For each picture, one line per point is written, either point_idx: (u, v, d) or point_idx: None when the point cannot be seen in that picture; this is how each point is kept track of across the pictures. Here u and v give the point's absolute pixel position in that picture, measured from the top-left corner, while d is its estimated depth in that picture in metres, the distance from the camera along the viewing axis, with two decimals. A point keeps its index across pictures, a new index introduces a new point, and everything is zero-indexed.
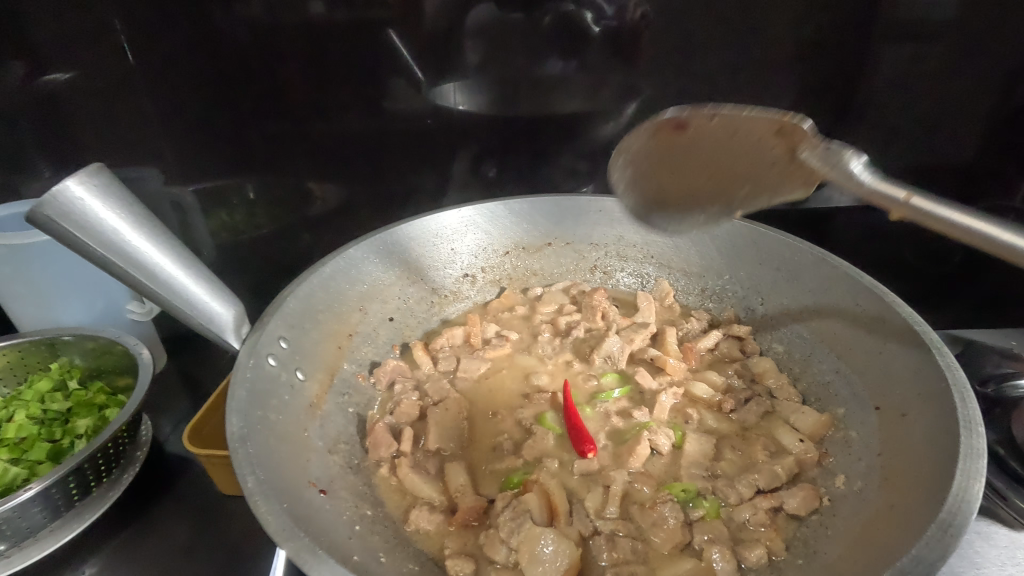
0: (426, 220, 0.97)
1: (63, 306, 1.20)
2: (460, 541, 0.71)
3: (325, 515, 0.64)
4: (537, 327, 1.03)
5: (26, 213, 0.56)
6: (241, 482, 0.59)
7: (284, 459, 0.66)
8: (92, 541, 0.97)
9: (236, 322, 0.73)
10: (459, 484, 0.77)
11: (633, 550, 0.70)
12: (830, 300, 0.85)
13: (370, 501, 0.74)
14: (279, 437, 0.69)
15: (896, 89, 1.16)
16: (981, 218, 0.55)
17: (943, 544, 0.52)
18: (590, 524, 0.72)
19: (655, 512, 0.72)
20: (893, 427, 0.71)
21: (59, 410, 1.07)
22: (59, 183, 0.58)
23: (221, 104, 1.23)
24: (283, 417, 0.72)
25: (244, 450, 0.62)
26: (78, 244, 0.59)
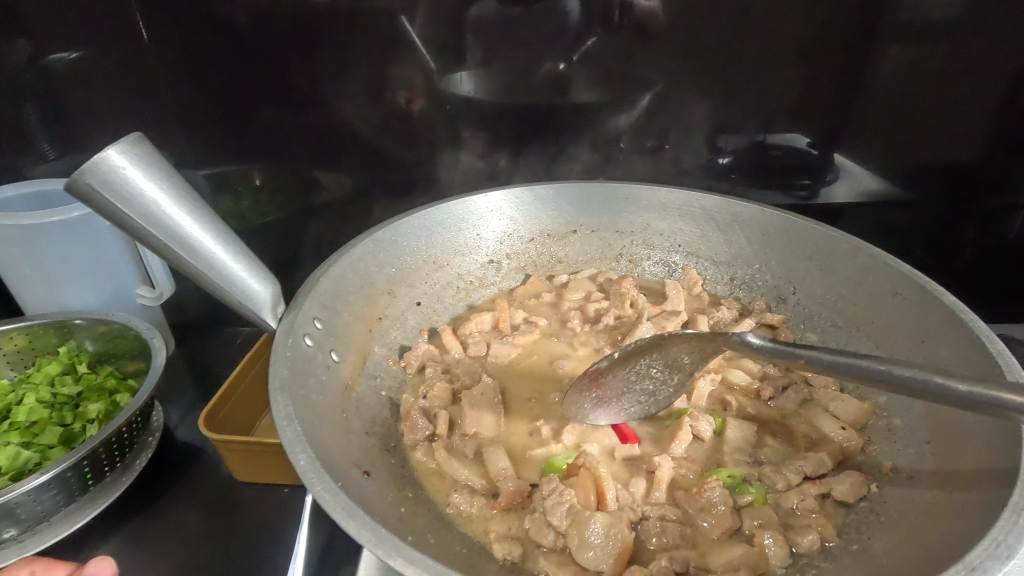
0: (453, 205, 0.99)
1: (71, 290, 1.18)
2: (505, 525, 0.70)
3: (370, 495, 0.62)
4: (565, 314, 1.02)
5: (68, 180, 0.56)
6: (293, 460, 0.57)
7: (328, 439, 0.65)
8: (106, 526, 0.96)
9: (273, 302, 0.72)
10: (500, 468, 0.76)
11: (681, 535, 0.69)
12: (865, 288, 0.86)
13: (411, 483, 0.73)
14: (321, 416, 0.68)
15: (908, 91, 1.13)
16: (903, 367, 0.56)
17: (1019, 527, 0.51)
18: (637, 509, 0.72)
19: (702, 497, 0.72)
20: (942, 414, 0.71)
21: (70, 394, 1.06)
22: (101, 151, 0.57)
23: (229, 88, 1.21)
24: (322, 397, 0.71)
25: (292, 427, 0.61)
26: (117, 214, 0.58)
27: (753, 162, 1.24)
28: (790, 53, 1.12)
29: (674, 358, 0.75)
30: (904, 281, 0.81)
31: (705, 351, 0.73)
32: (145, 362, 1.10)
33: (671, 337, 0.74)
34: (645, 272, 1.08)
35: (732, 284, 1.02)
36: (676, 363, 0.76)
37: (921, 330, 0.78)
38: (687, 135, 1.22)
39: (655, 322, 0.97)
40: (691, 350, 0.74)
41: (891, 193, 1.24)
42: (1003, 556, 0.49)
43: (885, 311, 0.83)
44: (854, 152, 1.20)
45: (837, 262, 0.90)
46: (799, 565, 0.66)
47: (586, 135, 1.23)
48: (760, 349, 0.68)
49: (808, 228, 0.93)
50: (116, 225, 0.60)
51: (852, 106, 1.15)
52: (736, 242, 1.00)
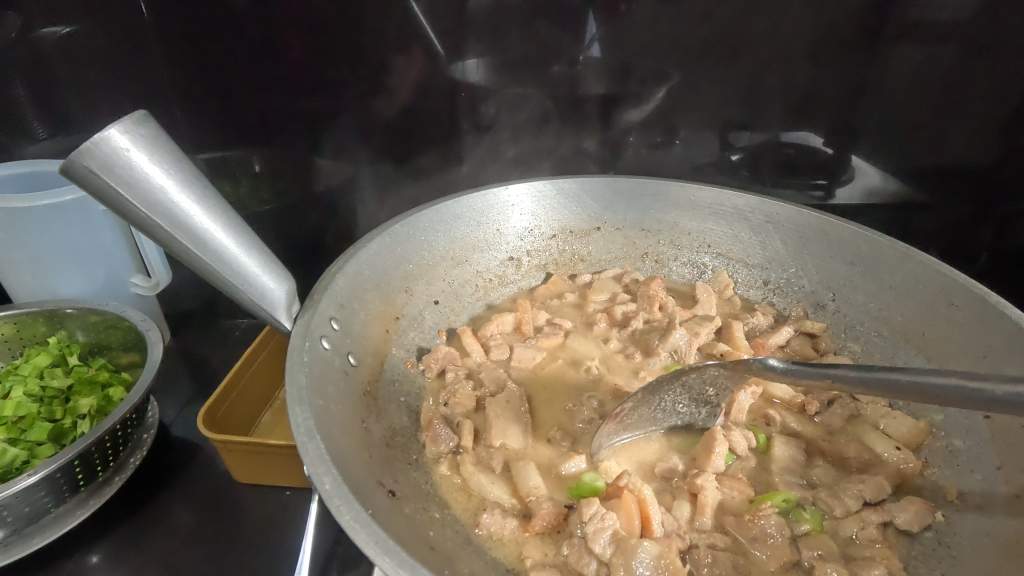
0: (473, 197, 0.94)
1: (62, 276, 1.12)
2: (541, 551, 0.66)
3: (397, 518, 0.58)
4: (592, 316, 0.99)
5: (66, 161, 0.50)
6: (316, 484, 0.52)
7: (351, 457, 0.60)
8: (99, 529, 0.91)
9: (288, 300, 0.67)
10: (532, 487, 0.72)
11: (734, 565, 0.65)
12: (915, 296, 0.82)
13: (436, 502, 0.69)
14: (342, 429, 0.63)
15: (952, 89, 1.07)
16: (929, 374, 0.55)
17: None
18: (685, 538, 0.68)
19: (756, 526, 0.68)
20: (1014, 437, 0.67)
21: (59, 387, 1.00)
22: (102, 131, 0.52)
23: (230, 70, 1.15)
24: (342, 406, 0.66)
25: (314, 444, 0.56)
26: (119, 201, 0.53)
27: (770, 160, 1.18)
28: (817, 47, 1.06)
29: (699, 391, 0.78)
30: (959, 290, 0.77)
31: (728, 381, 0.76)
32: (140, 355, 1.05)
33: (698, 373, 0.74)
34: (671, 274, 1.04)
35: (766, 288, 0.99)
36: (700, 394, 0.79)
37: (980, 344, 0.74)
38: (706, 130, 1.17)
39: (688, 327, 0.93)
40: (715, 381, 0.76)
41: (916, 197, 1.17)
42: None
43: (940, 323, 0.79)
44: (878, 154, 1.15)
45: (882, 268, 0.86)
46: None
47: (601, 128, 1.18)
48: (783, 371, 0.68)
49: (849, 231, 0.89)
50: (119, 214, 0.55)
51: (879, 103, 1.10)
52: (771, 244, 0.96)
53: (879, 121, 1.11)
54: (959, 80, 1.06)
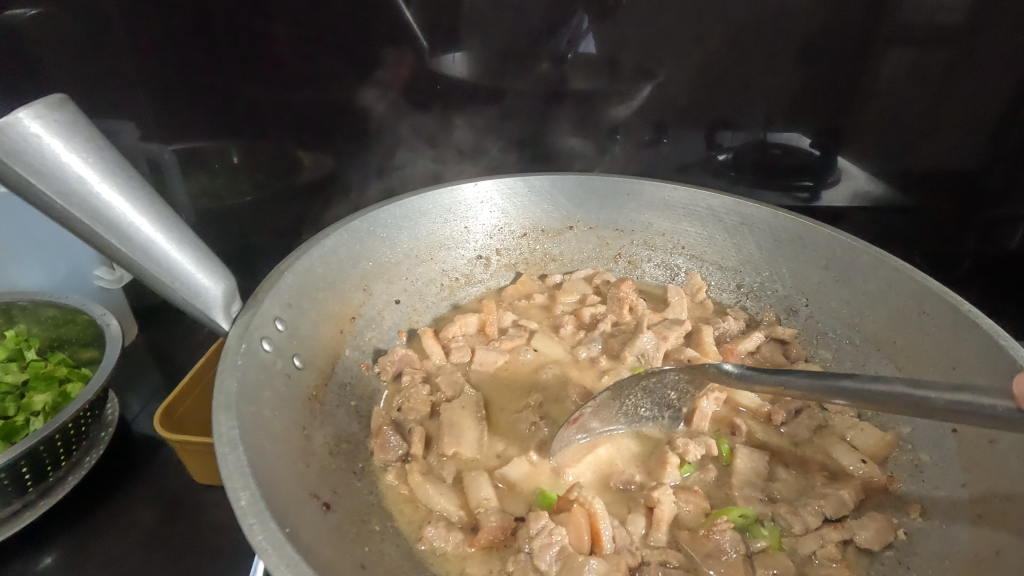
0: (441, 193, 0.92)
1: (20, 267, 1.08)
2: (485, 566, 0.64)
3: (327, 535, 0.55)
4: (558, 319, 0.96)
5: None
6: (233, 500, 0.50)
7: (281, 469, 0.57)
8: (45, 530, 0.88)
9: (226, 299, 0.64)
10: (482, 498, 0.70)
11: None
12: (887, 304, 0.81)
13: (378, 514, 0.66)
14: (276, 438, 0.60)
15: (936, 94, 1.05)
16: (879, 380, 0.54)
17: None
18: (637, 555, 0.65)
19: (710, 542, 0.67)
20: (980, 454, 0.65)
21: (14, 382, 0.97)
22: (11, 115, 0.48)
23: (202, 56, 1.10)
24: (279, 413, 0.63)
25: (235, 455, 0.53)
26: (31, 192, 0.50)
27: (757, 162, 1.16)
28: (806, 48, 1.04)
29: (662, 396, 0.78)
30: (932, 299, 0.75)
31: (689, 387, 0.77)
32: (99, 350, 1.02)
33: (658, 376, 0.74)
34: (644, 275, 1.02)
35: (739, 292, 0.97)
36: (664, 399, 0.78)
37: (951, 356, 0.72)
38: (692, 130, 1.14)
39: (657, 331, 0.92)
40: (676, 385, 0.76)
41: (896, 202, 1.16)
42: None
43: (910, 333, 0.77)
44: (864, 159, 1.13)
45: (856, 274, 0.84)
46: None
47: (585, 126, 1.16)
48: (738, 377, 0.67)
49: (825, 234, 0.87)
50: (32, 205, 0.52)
51: (869, 106, 1.08)
52: (745, 247, 0.94)
53: (867, 123, 1.09)
54: (947, 87, 1.04)
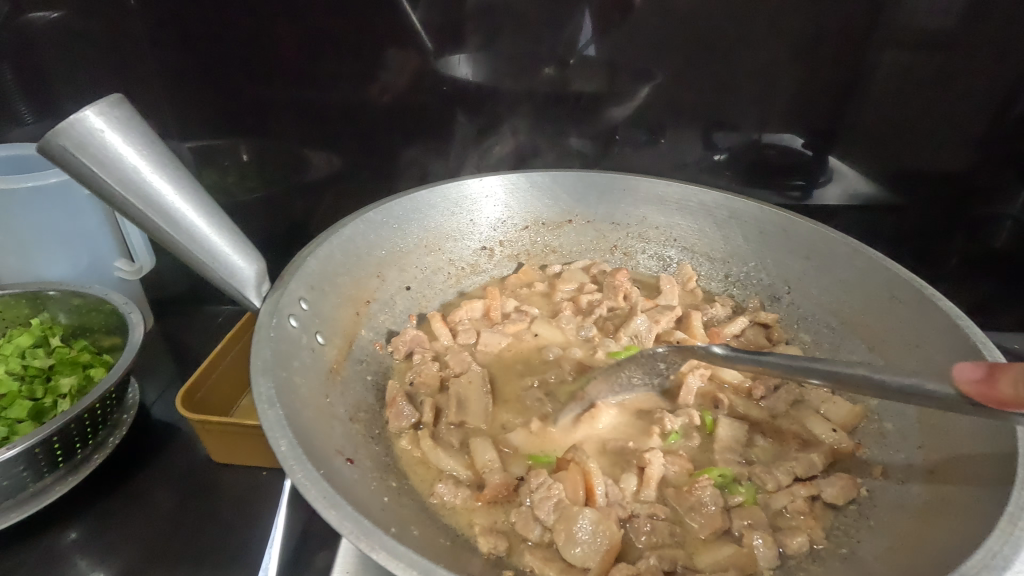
0: (447, 187, 0.97)
1: (45, 258, 1.13)
2: (490, 518, 0.69)
3: (354, 483, 0.61)
4: (558, 304, 1.02)
5: (43, 142, 0.54)
6: (274, 446, 0.56)
7: (312, 426, 0.63)
8: (75, 506, 0.93)
9: (258, 280, 0.70)
10: (487, 459, 0.75)
11: (671, 534, 0.69)
12: (862, 290, 0.86)
13: (395, 473, 0.72)
14: (306, 401, 0.66)
15: (920, 94, 1.10)
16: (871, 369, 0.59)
17: (1018, 537, 0.51)
18: (626, 507, 0.71)
19: (693, 497, 0.72)
20: (934, 418, 0.71)
21: (42, 366, 1.02)
22: (79, 113, 0.56)
23: (218, 59, 1.16)
24: (307, 380, 0.69)
25: (274, 411, 0.59)
26: (95, 180, 0.57)
27: (750, 161, 1.22)
28: (794, 53, 1.10)
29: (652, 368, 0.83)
30: (901, 284, 0.81)
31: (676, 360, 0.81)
32: (122, 337, 1.07)
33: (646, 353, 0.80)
34: (639, 265, 1.07)
35: (727, 281, 1.03)
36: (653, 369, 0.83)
37: (917, 335, 0.78)
38: (687, 130, 1.20)
39: (649, 315, 0.97)
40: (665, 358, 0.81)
41: (884, 198, 1.22)
42: (998, 567, 0.49)
43: (882, 316, 0.83)
44: (852, 157, 1.18)
45: (835, 263, 0.90)
46: (787, 566, 0.66)
47: (586, 125, 1.21)
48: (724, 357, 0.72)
49: (806, 227, 0.93)
50: (95, 193, 0.59)
51: (856, 107, 1.13)
52: (733, 238, 1.00)
53: (854, 123, 1.15)
54: (929, 89, 1.10)
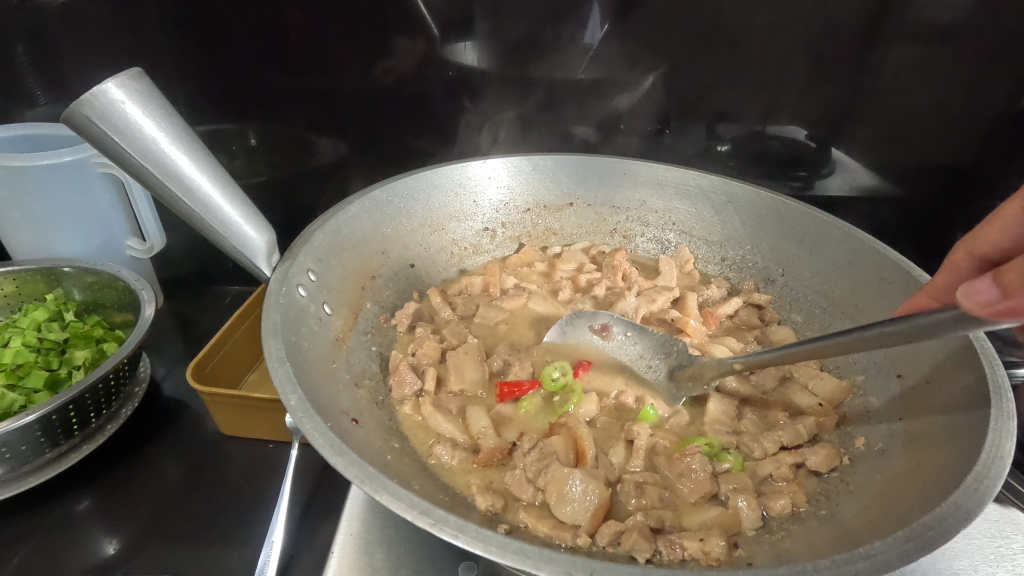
0: (452, 169, 1.00)
1: (59, 235, 1.16)
2: (485, 479, 0.73)
3: (359, 441, 0.65)
4: (557, 283, 1.04)
5: (66, 111, 0.58)
6: (283, 401, 0.59)
7: (319, 386, 0.66)
8: (87, 474, 0.96)
9: (268, 250, 0.72)
10: (481, 426, 0.78)
11: (660, 497, 0.72)
12: (852, 271, 0.89)
13: (398, 435, 0.75)
14: (310, 362, 0.69)
15: (922, 86, 1.11)
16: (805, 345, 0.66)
17: (981, 493, 0.54)
18: (617, 471, 0.75)
19: (682, 464, 0.75)
20: (915, 393, 0.74)
21: (57, 339, 1.05)
22: (100, 84, 0.59)
23: (228, 43, 1.18)
24: (313, 346, 0.72)
25: (283, 369, 0.62)
26: (114, 148, 0.60)
27: (752, 151, 1.23)
28: (798, 42, 1.10)
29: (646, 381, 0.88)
30: (890, 266, 0.84)
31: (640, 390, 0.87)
32: (134, 313, 1.10)
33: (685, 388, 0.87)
34: (637, 247, 1.10)
35: (723, 264, 1.06)
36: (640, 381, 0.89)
37: None
38: (690, 119, 1.21)
39: (646, 295, 1.00)
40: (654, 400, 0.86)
41: (882, 189, 1.23)
42: (963, 517, 0.52)
43: (870, 297, 0.86)
44: (853, 147, 1.19)
45: (825, 246, 0.93)
46: (769, 527, 0.69)
47: (590, 112, 1.22)
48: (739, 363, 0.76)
49: (799, 211, 0.97)
50: (113, 161, 0.62)
51: (857, 98, 1.14)
52: (730, 222, 1.03)
53: (856, 114, 1.16)
54: (933, 80, 1.10)
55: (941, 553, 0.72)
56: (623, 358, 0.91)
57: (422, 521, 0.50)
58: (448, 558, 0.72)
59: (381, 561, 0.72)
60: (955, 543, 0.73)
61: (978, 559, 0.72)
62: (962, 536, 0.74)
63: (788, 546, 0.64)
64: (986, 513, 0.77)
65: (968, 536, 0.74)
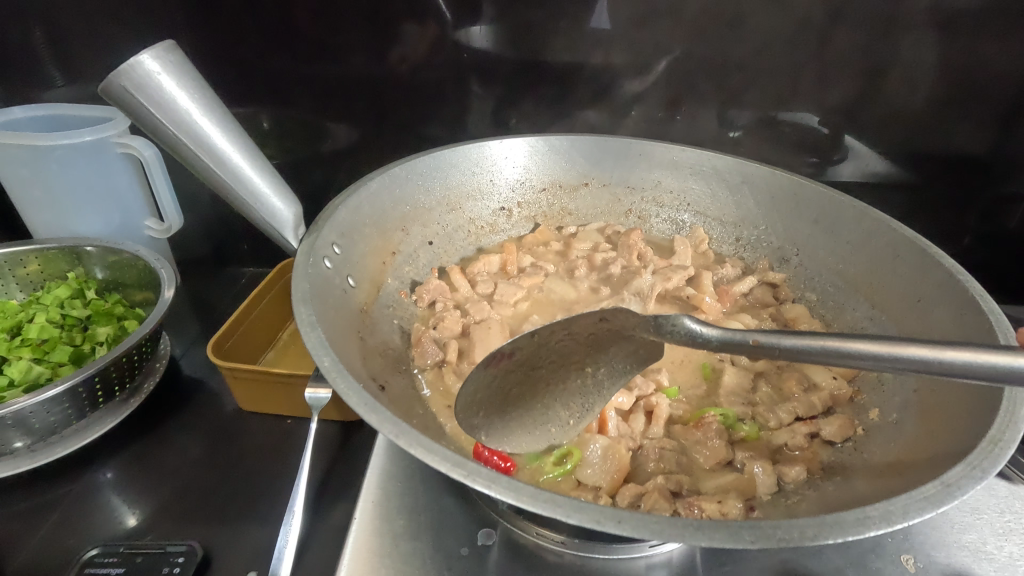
0: (469, 147, 1.01)
1: (80, 215, 1.18)
2: None
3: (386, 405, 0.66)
4: (573, 262, 1.06)
5: (106, 81, 0.59)
6: (317, 363, 0.60)
7: (347, 353, 0.68)
8: (110, 448, 0.99)
9: (295, 223, 0.74)
10: None
11: (677, 462, 0.75)
12: (866, 249, 0.90)
13: (419, 408, 0.77)
14: (338, 330, 0.71)
15: (935, 70, 1.10)
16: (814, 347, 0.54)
17: (996, 455, 0.54)
18: (637, 439, 0.77)
19: (699, 432, 0.77)
20: None
21: (79, 316, 1.07)
22: (136, 55, 0.60)
23: (238, 28, 1.18)
24: (341, 315, 0.74)
25: (315, 334, 0.63)
26: (150, 118, 0.62)
27: (763, 137, 1.23)
28: (811, 26, 1.10)
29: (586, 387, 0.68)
30: (905, 244, 0.84)
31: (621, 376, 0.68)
32: (154, 291, 1.12)
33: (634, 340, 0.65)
34: (652, 228, 1.11)
35: (737, 244, 1.07)
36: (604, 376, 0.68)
37: (917, 290, 0.81)
38: (701, 106, 1.21)
39: (661, 273, 1.02)
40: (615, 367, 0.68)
41: (894, 175, 1.23)
42: (977, 476, 0.53)
43: (884, 275, 0.87)
44: (865, 133, 1.19)
45: (840, 225, 0.93)
46: (785, 492, 0.70)
47: (601, 98, 1.22)
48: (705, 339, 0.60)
49: (815, 192, 0.97)
50: (149, 131, 0.64)
51: (870, 84, 1.14)
52: (745, 203, 1.03)
53: (869, 100, 1.15)
54: (946, 65, 1.10)
55: (951, 527, 0.74)
56: (553, 392, 0.68)
57: (456, 472, 0.50)
58: (465, 526, 0.74)
59: (402, 528, 0.74)
60: (963, 516, 0.75)
61: (986, 532, 0.73)
62: (970, 511, 0.75)
63: (803, 508, 0.66)
64: (995, 489, 0.78)
65: (977, 510, 0.75)
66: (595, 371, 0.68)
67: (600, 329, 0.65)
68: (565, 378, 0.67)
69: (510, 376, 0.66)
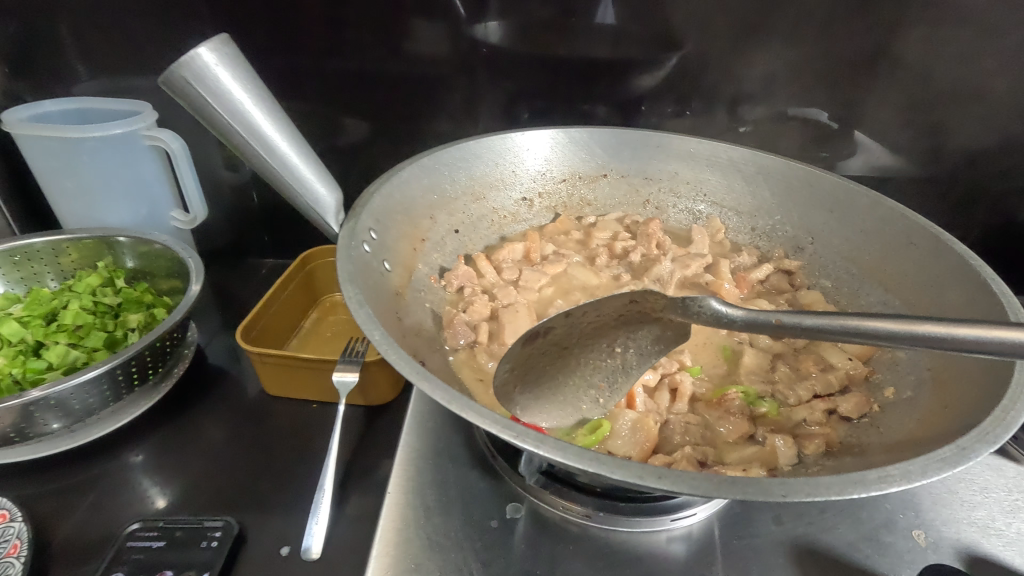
0: (492, 138, 1.04)
1: (109, 206, 1.22)
2: None
3: None
4: (594, 250, 1.10)
5: (169, 74, 0.64)
6: (367, 335, 0.63)
7: None
8: (142, 431, 1.02)
9: (336, 208, 0.78)
10: None
11: (702, 435, 0.78)
12: (880, 236, 0.92)
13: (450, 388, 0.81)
14: (378, 310, 0.74)
15: (942, 66, 1.12)
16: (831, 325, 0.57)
17: (1010, 421, 0.57)
18: (664, 414, 0.80)
19: (721, 408, 0.81)
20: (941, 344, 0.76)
21: (111, 304, 1.10)
22: (195, 48, 0.65)
23: (256, 26, 1.20)
24: (380, 296, 0.77)
25: (362, 309, 0.66)
26: (207, 108, 0.67)
27: (775, 131, 1.25)
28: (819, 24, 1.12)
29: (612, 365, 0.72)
30: (919, 231, 0.87)
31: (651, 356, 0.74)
32: (182, 281, 1.15)
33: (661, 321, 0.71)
34: (671, 218, 1.13)
35: (753, 234, 1.09)
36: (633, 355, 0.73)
37: (931, 275, 0.84)
38: (713, 101, 1.23)
39: (679, 261, 1.05)
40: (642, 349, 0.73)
41: (904, 169, 1.25)
42: (990, 441, 0.55)
43: (898, 262, 0.89)
44: (874, 129, 1.21)
45: (854, 213, 0.96)
46: (805, 463, 0.74)
47: (615, 93, 1.24)
48: (727, 319, 0.65)
49: (829, 182, 0.99)
50: (205, 120, 0.69)
51: (877, 80, 1.16)
52: (761, 193, 1.06)
53: (877, 96, 1.17)
54: (953, 61, 1.12)
55: (961, 504, 0.77)
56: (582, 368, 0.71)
57: (506, 433, 0.52)
58: (492, 503, 0.77)
59: (434, 502, 0.77)
60: (973, 496, 0.77)
61: (996, 510, 0.76)
62: (980, 490, 0.78)
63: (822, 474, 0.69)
64: (1004, 470, 0.81)
65: (986, 490, 0.78)
66: (624, 352, 0.72)
67: (631, 312, 0.73)
68: (594, 355, 0.72)
69: (539, 357, 0.70)
